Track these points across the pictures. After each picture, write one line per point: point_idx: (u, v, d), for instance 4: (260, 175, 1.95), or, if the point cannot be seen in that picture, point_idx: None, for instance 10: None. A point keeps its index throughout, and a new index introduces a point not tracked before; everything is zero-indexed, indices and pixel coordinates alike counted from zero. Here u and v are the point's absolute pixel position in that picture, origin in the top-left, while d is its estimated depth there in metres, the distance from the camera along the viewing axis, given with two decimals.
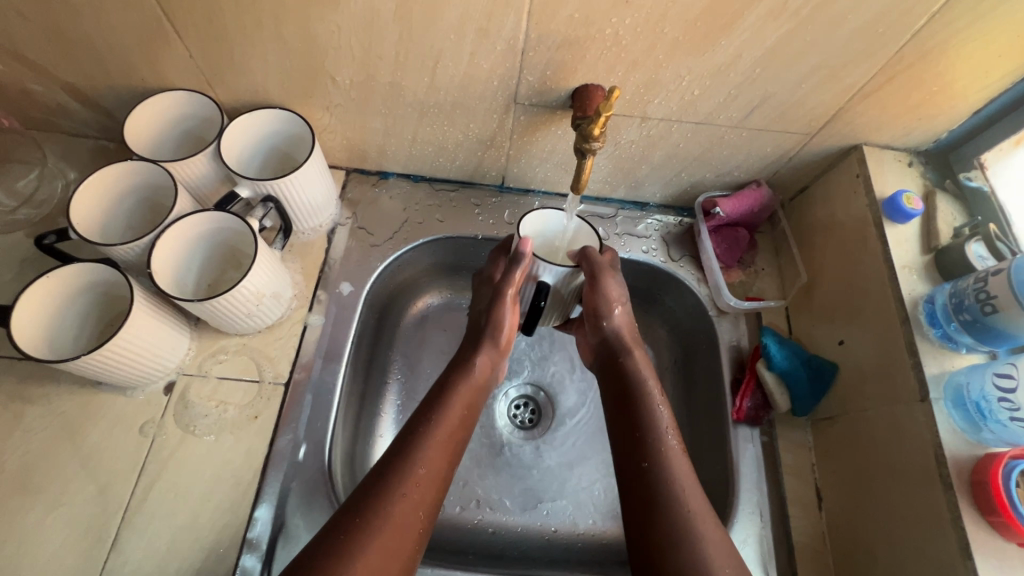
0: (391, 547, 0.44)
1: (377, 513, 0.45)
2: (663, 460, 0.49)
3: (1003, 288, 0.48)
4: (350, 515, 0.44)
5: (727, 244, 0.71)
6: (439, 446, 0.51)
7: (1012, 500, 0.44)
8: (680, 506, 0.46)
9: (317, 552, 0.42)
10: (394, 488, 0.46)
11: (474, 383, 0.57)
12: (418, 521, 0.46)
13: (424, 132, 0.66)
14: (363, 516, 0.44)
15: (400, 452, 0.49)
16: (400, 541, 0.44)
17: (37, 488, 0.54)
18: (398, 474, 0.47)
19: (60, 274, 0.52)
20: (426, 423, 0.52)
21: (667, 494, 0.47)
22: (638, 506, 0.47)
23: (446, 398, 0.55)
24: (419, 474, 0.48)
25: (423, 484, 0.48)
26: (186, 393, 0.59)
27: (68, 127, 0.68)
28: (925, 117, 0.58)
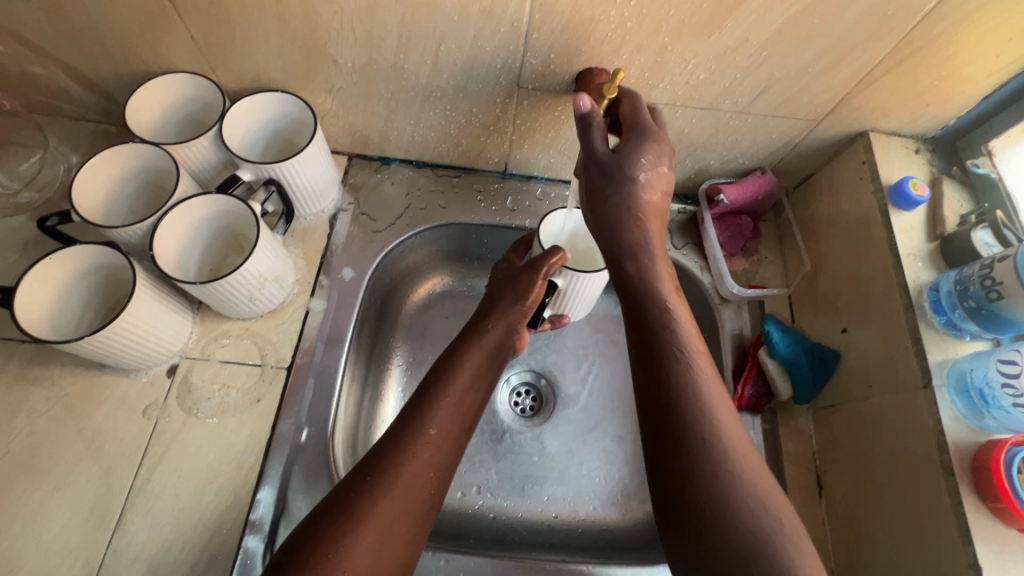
0: (403, 505, 0.44)
1: (388, 471, 0.45)
2: (681, 379, 0.46)
3: (1009, 275, 0.48)
4: (361, 474, 0.45)
5: (730, 232, 0.71)
6: (450, 410, 0.51)
7: (1014, 487, 0.44)
8: (703, 436, 0.43)
9: (328, 511, 0.43)
10: (404, 449, 0.47)
11: (487, 352, 0.57)
12: (428, 481, 0.47)
13: (426, 117, 0.65)
14: (376, 475, 0.45)
15: (411, 415, 0.50)
16: (412, 499, 0.45)
17: (41, 468, 0.54)
18: (408, 435, 0.48)
19: (61, 255, 0.52)
20: (437, 387, 0.53)
21: (690, 422, 0.44)
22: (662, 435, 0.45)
23: (457, 363, 0.55)
24: (430, 436, 0.49)
25: (432, 446, 0.48)
26: (189, 376, 0.59)
27: (69, 111, 0.68)
28: (933, 103, 0.58)
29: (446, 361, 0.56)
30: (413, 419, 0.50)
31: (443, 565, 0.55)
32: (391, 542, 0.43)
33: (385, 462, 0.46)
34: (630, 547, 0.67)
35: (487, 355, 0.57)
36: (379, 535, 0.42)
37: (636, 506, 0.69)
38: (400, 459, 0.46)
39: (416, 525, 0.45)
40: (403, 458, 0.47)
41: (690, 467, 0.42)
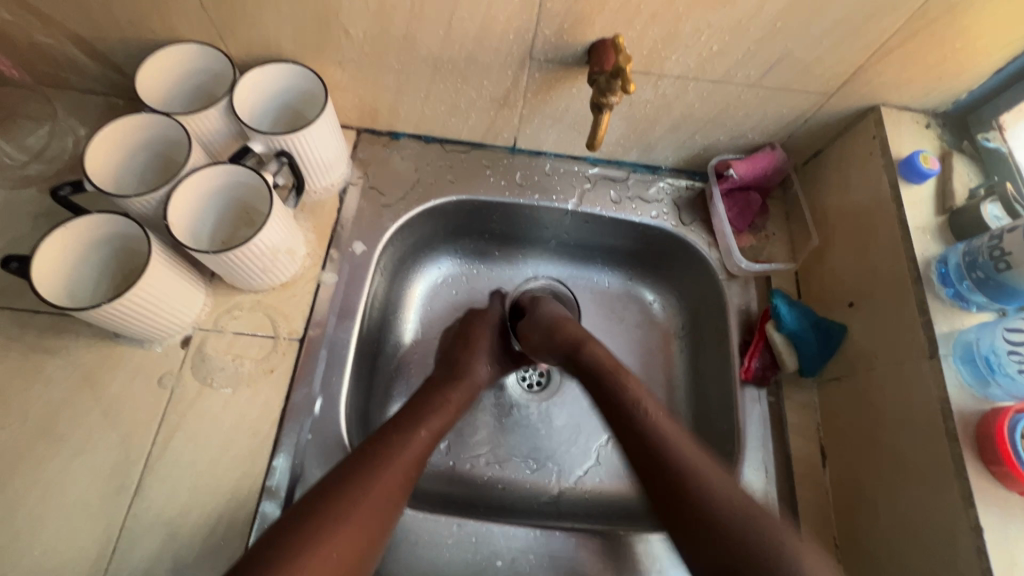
0: (372, 517, 0.47)
1: (364, 483, 0.48)
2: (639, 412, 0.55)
3: (1018, 245, 0.48)
4: (337, 482, 0.48)
5: (738, 208, 0.71)
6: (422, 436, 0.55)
7: (1017, 451, 0.44)
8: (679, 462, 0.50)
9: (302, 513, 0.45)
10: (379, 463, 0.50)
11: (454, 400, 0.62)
12: (392, 494, 0.50)
13: (437, 90, 0.65)
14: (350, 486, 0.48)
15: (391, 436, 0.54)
16: (380, 511, 0.48)
17: (61, 435, 0.55)
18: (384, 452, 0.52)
19: (76, 225, 0.52)
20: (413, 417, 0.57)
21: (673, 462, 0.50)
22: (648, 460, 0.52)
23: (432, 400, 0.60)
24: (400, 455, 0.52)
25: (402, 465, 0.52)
26: (203, 347, 0.60)
27: (76, 83, 0.67)
28: (945, 76, 0.57)
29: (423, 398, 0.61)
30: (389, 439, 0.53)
31: (455, 530, 0.56)
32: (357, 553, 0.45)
33: (358, 475, 0.49)
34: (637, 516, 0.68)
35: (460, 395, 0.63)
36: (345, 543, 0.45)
37: None
38: (373, 473, 0.49)
39: (376, 541, 0.47)
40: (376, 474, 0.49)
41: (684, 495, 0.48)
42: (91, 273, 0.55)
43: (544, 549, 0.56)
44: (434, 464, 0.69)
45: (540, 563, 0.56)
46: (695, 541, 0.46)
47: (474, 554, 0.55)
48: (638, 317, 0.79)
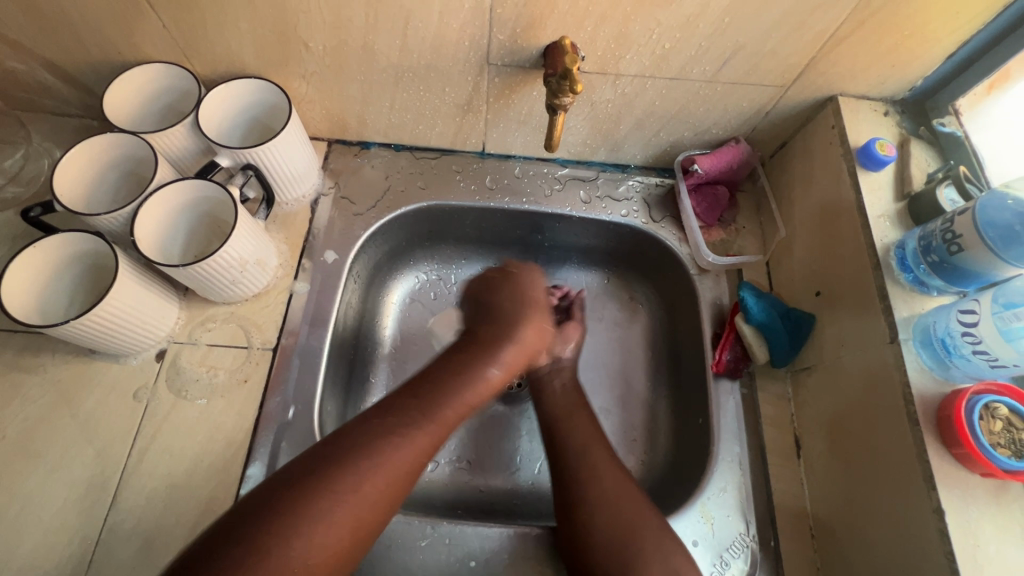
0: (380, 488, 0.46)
1: (373, 456, 0.47)
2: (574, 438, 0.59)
3: (969, 227, 0.48)
4: (344, 449, 0.46)
5: (706, 203, 0.72)
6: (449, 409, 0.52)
7: (974, 432, 0.44)
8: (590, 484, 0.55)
9: (301, 481, 0.44)
10: (388, 439, 0.48)
11: (502, 367, 0.58)
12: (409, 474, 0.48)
13: (401, 98, 0.66)
14: (355, 458, 0.46)
15: (414, 410, 0.51)
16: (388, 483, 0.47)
17: (38, 451, 0.56)
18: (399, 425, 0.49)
19: (46, 244, 0.54)
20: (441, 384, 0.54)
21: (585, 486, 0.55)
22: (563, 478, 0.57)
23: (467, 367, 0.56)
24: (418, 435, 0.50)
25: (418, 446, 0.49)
26: (177, 360, 0.61)
27: (51, 107, 0.69)
28: (899, 64, 0.58)
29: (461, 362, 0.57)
30: (410, 415, 0.50)
31: (429, 531, 0.56)
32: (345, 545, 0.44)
33: (367, 446, 0.47)
34: None
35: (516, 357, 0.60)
36: (348, 514, 0.44)
37: None
38: (383, 444, 0.48)
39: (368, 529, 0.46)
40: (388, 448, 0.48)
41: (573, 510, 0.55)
42: (63, 293, 0.56)
43: (518, 548, 0.56)
44: None
45: (513, 563, 0.56)
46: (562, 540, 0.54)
47: (448, 556, 0.55)
48: (617, 314, 0.79)
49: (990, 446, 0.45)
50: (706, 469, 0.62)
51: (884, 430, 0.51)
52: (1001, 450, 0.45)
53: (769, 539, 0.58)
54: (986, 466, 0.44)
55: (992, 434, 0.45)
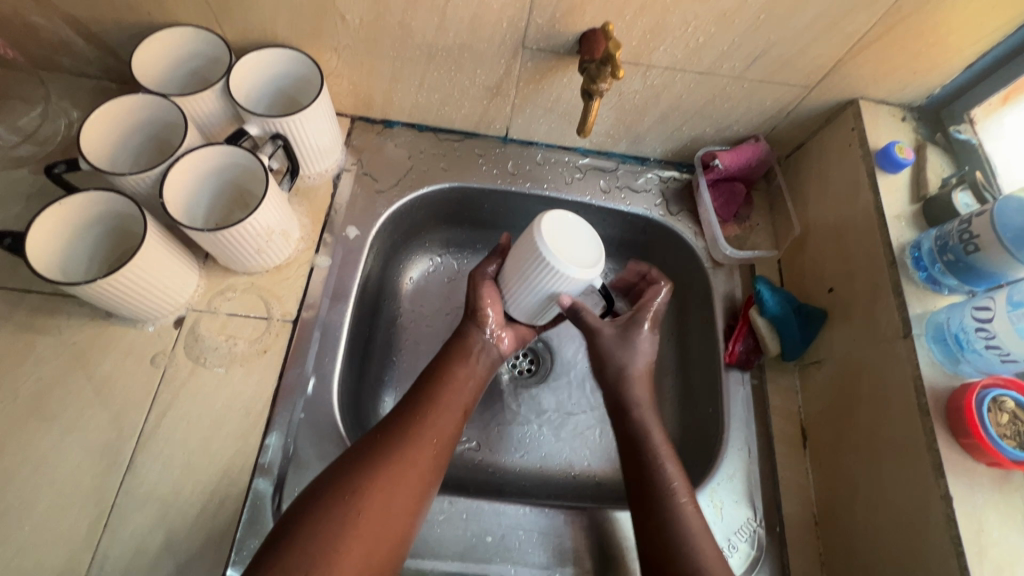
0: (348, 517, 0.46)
1: (328, 561, 0.43)
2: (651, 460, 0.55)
3: (986, 228, 0.50)
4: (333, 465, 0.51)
5: (723, 198, 0.73)
6: (390, 478, 0.48)
7: (983, 421, 0.47)
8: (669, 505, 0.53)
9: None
10: (337, 534, 0.45)
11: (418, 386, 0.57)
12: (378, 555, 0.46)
13: (431, 77, 0.66)
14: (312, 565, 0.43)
15: (349, 491, 0.47)
16: (360, 510, 0.47)
17: (51, 413, 0.55)
18: (337, 511, 0.46)
19: (72, 202, 0.52)
20: (372, 462, 0.49)
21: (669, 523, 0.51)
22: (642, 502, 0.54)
23: (404, 429, 0.52)
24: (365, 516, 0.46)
25: (374, 525, 0.46)
26: (196, 328, 0.60)
27: (69, 66, 0.68)
28: (920, 71, 0.60)
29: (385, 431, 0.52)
30: (338, 504, 0.46)
31: (446, 506, 0.57)
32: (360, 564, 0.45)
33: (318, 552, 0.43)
34: (622, 497, 0.71)
35: (458, 395, 0.56)
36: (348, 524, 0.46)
37: None
38: (329, 543, 0.44)
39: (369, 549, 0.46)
40: (340, 540, 0.45)
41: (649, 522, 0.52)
42: (88, 247, 0.55)
43: (534, 525, 0.57)
44: None
45: (529, 539, 0.56)
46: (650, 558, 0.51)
47: (465, 531, 0.56)
48: None
49: (997, 436, 0.47)
50: (716, 456, 0.64)
51: (890, 420, 0.53)
52: (1007, 442, 0.47)
53: (775, 525, 0.60)
54: (993, 455, 0.46)
55: (999, 425, 0.47)
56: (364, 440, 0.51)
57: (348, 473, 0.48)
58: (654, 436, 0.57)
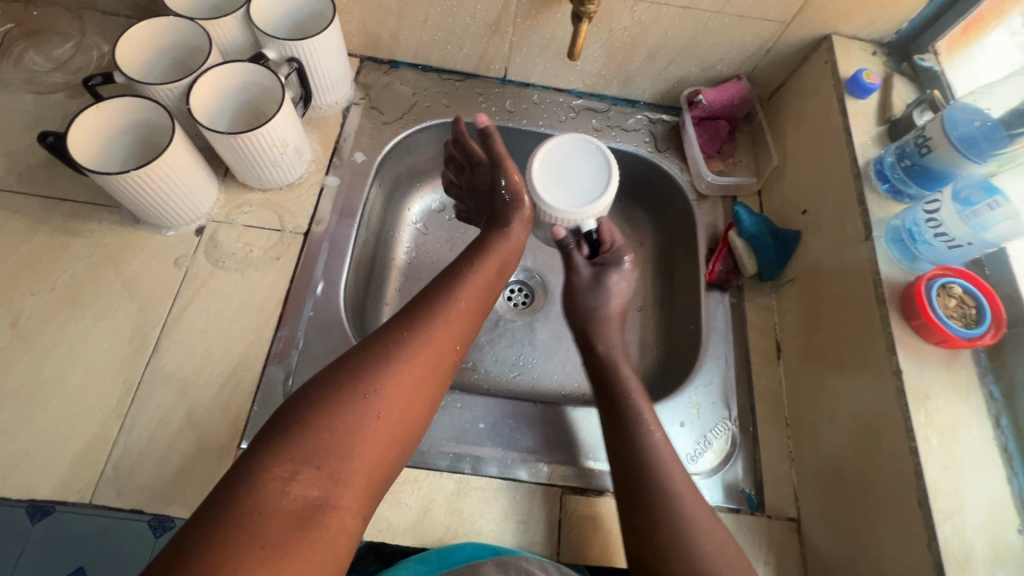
0: (368, 420, 0.44)
1: (338, 457, 0.42)
2: (633, 412, 0.57)
3: (938, 130, 0.55)
4: (342, 363, 0.47)
5: (708, 135, 0.78)
6: (405, 375, 0.47)
7: (930, 302, 0.51)
8: (651, 457, 0.53)
9: (262, 491, 0.38)
10: (353, 425, 0.43)
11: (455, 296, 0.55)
12: (395, 446, 0.46)
13: (434, 14, 0.71)
14: (326, 454, 0.41)
15: (364, 386, 0.45)
16: (382, 414, 0.45)
17: (85, 303, 0.60)
18: (355, 403, 0.44)
19: (108, 105, 0.58)
20: (386, 357, 0.48)
21: (648, 476, 0.52)
22: (616, 459, 0.55)
23: (418, 327, 0.51)
24: (382, 405, 0.45)
25: (392, 417, 0.46)
26: (215, 236, 0.66)
27: (101, 4, 0.73)
28: (887, 5, 0.64)
29: (397, 329, 0.50)
30: (355, 396, 0.44)
31: (443, 397, 0.62)
32: (373, 469, 0.44)
33: (336, 442, 0.42)
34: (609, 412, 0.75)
35: (470, 300, 0.56)
36: (365, 427, 0.44)
37: None
38: (347, 433, 0.43)
39: (383, 462, 0.45)
40: (357, 429, 0.43)
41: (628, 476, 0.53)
42: (125, 150, 0.61)
43: (522, 415, 0.62)
44: None
45: (519, 427, 0.62)
46: (629, 516, 0.51)
47: (460, 418, 0.61)
48: None
49: (945, 317, 0.51)
50: (695, 365, 0.68)
51: (851, 319, 0.58)
52: (954, 322, 0.51)
53: (749, 425, 0.64)
54: (941, 333, 0.50)
55: (947, 309, 0.52)
56: (375, 339, 0.49)
57: (360, 365, 0.46)
58: (634, 394, 0.58)
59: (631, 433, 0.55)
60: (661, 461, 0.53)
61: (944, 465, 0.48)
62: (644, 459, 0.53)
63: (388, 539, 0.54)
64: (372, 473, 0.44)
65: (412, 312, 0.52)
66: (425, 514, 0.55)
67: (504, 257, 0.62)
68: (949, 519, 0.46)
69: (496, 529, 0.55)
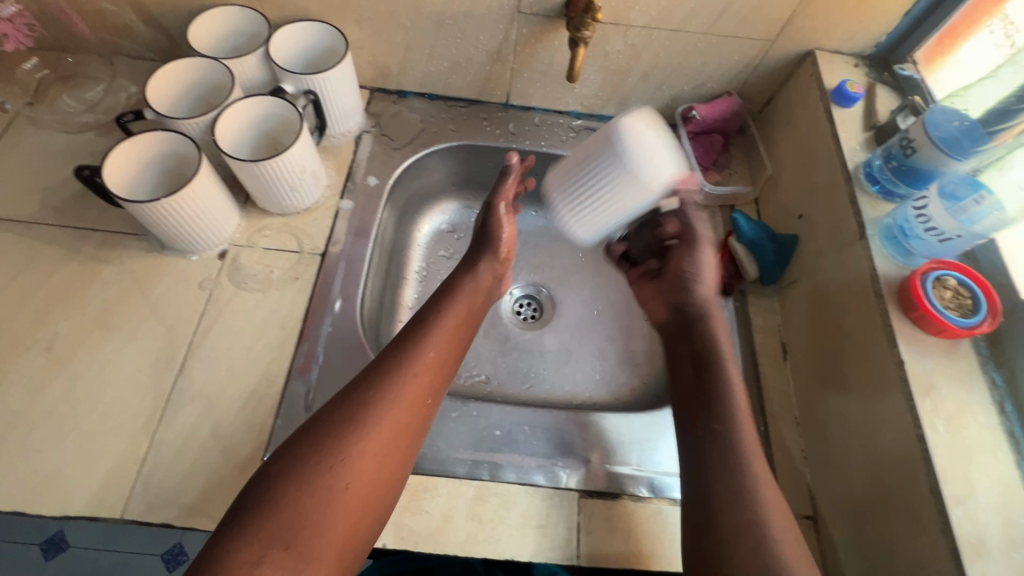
0: (339, 490, 0.47)
1: (307, 531, 0.44)
2: (726, 426, 0.56)
3: (920, 133, 0.59)
4: (309, 432, 0.49)
5: (703, 148, 0.81)
6: (373, 441, 0.50)
7: (926, 294, 0.54)
8: (742, 471, 0.52)
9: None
10: (322, 496, 0.46)
11: (429, 349, 0.58)
12: (368, 509, 0.49)
13: (440, 45, 0.76)
14: (296, 531, 0.44)
15: (329, 456, 0.48)
16: (352, 482, 0.48)
17: (115, 326, 0.63)
18: (321, 477, 0.47)
19: (140, 139, 0.62)
20: (353, 426, 0.50)
21: (738, 493, 0.51)
22: (696, 466, 0.55)
23: (384, 386, 0.53)
24: (350, 473, 0.48)
25: (361, 484, 0.48)
26: (237, 259, 0.69)
27: (128, 50, 0.79)
28: (864, 20, 0.69)
29: (364, 392, 0.53)
30: (323, 468, 0.47)
31: (460, 406, 0.64)
32: (346, 537, 0.47)
33: (304, 516, 0.45)
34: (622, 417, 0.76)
35: (439, 354, 0.59)
36: (335, 496, 0.47)
37: (626, 390, 0.80)
38: (315, 508, 0.45)
39: (358, 528, 0.48)
40: (325, 503, 0.46)
41: (709, 488, 0.52)
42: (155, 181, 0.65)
43: (537, 423, 0.64)
44: None
45: (534, 434, 0.63)
46: (697, 532, 0.51)
47: (477, 426, 0.63)
48: None
49: (942, 308, 0.53)
50: None
51: (851, 315, 0.60)
52: (952, 312, 0.54)
53: (760, 425, 0.66)
54: (939, 323, 0.52)
55: (943, 301, 0.54)
56: (342, 404, 0.52)
57: (328, 435, 0.49)
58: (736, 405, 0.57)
59: (730, 450, 0.54)
60: (751, 480, 0.52)
61: (952, 451, 0.49)
62: (733, 478, 0.52)
63: (411, 546, 0.55)
64: (346, 540, 0.46)
65: (379, 370, 0.55)
66: (447, 519, 0.56)
67: (472, 297, 0.67)
68: (961, 503, 0.47)
69: (516, 532, 0.56)
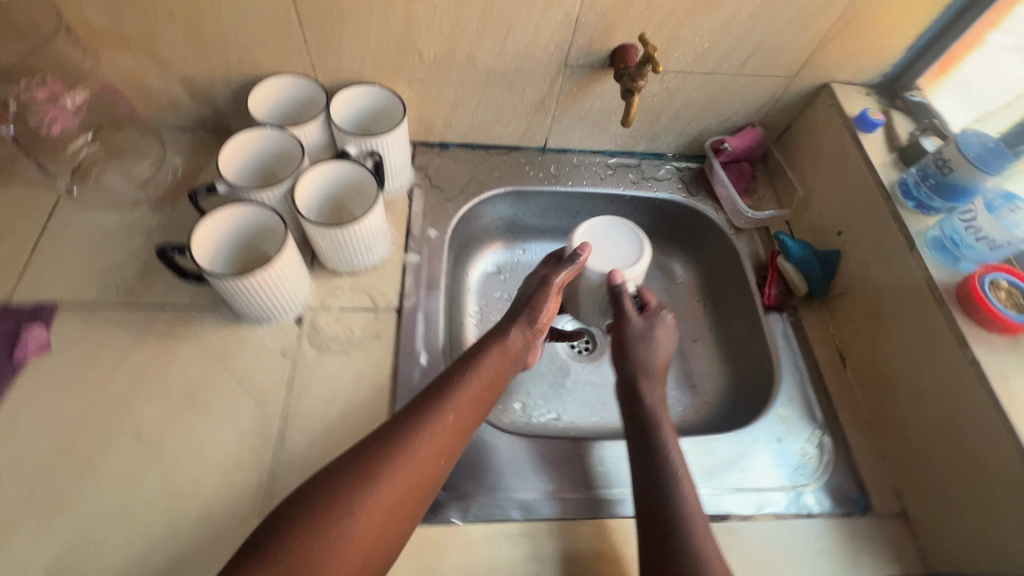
0: (350, 535, 0.47)
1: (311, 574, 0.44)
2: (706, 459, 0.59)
3: (955, 154, 0.66)
4: (329, 474, 0.50)
5: (735, 177, 0.87)
6: (387, 489, 0.50)
7: (988, 297, 0.59)
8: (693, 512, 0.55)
9: None
10: (331, 544, 0.46)
11: (457, 406, 0.57)
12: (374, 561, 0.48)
13: (486, 99, 0.80)
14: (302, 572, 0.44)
15: (343, 502, 0.48)
16: (363, 530, 0.48)
17: (204, 404, 0.61)
18: (335, 520, 0.47)
19: (222, 214, 0.62)
20: (372, 472, 0.50)
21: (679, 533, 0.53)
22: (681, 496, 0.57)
23: (406, 436, 0.53)
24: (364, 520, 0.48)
25: (371, 533, 0.48)
26: (315, 323, 0.68)
27: (172, 122, 0.79)
28: (873, 55, 0.77)
29: (383, 439, 0.53)
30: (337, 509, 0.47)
31: (561, 446, 0.65)
32: None
33: (306, 560, 0.45)
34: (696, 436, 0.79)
35: (464, 407, 0.58)
36: (347, 545, 0.47)
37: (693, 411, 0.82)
38: (323, 552, 0.45)
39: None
40: (335, 549, 0.46)
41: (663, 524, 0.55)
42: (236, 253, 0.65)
43: None
44: (514, 420, 0.78)
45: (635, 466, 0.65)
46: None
47: (580, 463, 0.64)
48: (661, 281, 0.93)
49: (1002, 308, 0.59)
50: (774, 384, 0.73)
51: (913, 321, 0.65)
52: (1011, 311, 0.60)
53: (837, 431, 0.70)
54: (1003, 322, 0.58)
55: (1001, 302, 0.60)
56: (363, 449, 0.52)
57: (346, 478, 0.49)
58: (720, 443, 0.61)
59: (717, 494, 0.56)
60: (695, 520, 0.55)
61: None
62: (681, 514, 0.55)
63: None
64: None
65: (404, 418, 0.55)
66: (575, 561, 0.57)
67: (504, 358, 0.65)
68: None
69: None
